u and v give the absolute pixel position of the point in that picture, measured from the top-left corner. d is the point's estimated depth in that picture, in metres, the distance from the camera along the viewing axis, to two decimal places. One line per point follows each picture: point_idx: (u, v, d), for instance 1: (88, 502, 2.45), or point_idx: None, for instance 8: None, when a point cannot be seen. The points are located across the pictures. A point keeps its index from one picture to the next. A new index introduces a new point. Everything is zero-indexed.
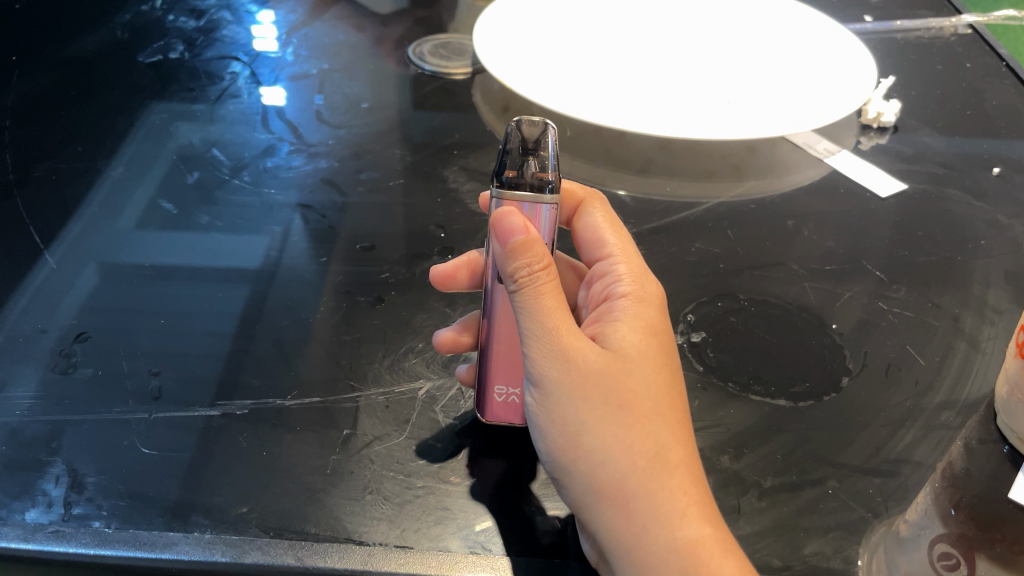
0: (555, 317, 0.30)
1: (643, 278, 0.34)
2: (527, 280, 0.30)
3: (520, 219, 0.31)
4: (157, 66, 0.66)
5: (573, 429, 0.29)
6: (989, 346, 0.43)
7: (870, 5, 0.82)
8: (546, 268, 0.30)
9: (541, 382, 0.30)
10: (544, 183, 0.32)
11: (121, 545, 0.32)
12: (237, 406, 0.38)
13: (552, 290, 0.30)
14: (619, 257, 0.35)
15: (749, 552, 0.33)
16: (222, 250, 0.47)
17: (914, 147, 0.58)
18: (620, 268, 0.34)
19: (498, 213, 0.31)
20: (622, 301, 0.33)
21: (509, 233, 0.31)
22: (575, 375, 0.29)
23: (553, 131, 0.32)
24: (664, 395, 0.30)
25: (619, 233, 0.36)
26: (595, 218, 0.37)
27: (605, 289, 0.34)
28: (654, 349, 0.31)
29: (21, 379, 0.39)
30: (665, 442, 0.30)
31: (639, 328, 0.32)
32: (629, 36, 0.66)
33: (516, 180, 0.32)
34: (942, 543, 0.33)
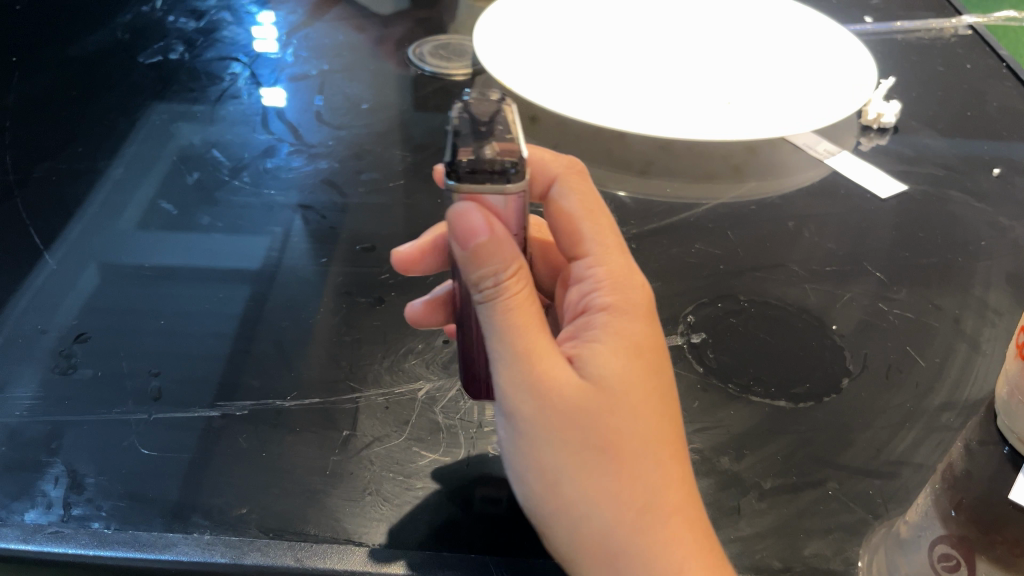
0: (528, 353, 0.28)
1: (626, 285, 0.32)
2: (494, 295, 0.28)
3: (482, 216, 0.27)
4: (157, 66, 0.67)
5: (554, 481, 0.29)
6: (990, 348, 0.43)
7: (870, 6, 0.82)
8: (513, 278, 0.28)
9: (519, 427, 0.29)
10: (504, 166, 0.27)
11: (120, 546, 0.32)
12: (237, 407, 0.38)
13: (525, 312, 0.28)
14: (597, 258, 0.32)
15: (750, 554, 0.33)
16: (222, 251, 0.47)
17: (915, 148, 0.58)
18: (598, 273, 0.32)
19: (457, 207, 0.27)
20: (600, 318, 0.31)
21: (470, 233, 0.27)
22: (551, 413, 0.28)
23: (503, 111, 0.28)
24: (648, 436, 0.29)
25: (598, 224, 0.33)
26: (571, 201, 0.33)
27: (583, 295, 0.32)
28: (637, 379, 0.30)
29: (21, 380, 0.39)
30: (651, 488, 0.29)
31: (622, 352, 0.30)
32: (629, 37, 0.66)
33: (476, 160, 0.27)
34: (942, 544, 0.34)
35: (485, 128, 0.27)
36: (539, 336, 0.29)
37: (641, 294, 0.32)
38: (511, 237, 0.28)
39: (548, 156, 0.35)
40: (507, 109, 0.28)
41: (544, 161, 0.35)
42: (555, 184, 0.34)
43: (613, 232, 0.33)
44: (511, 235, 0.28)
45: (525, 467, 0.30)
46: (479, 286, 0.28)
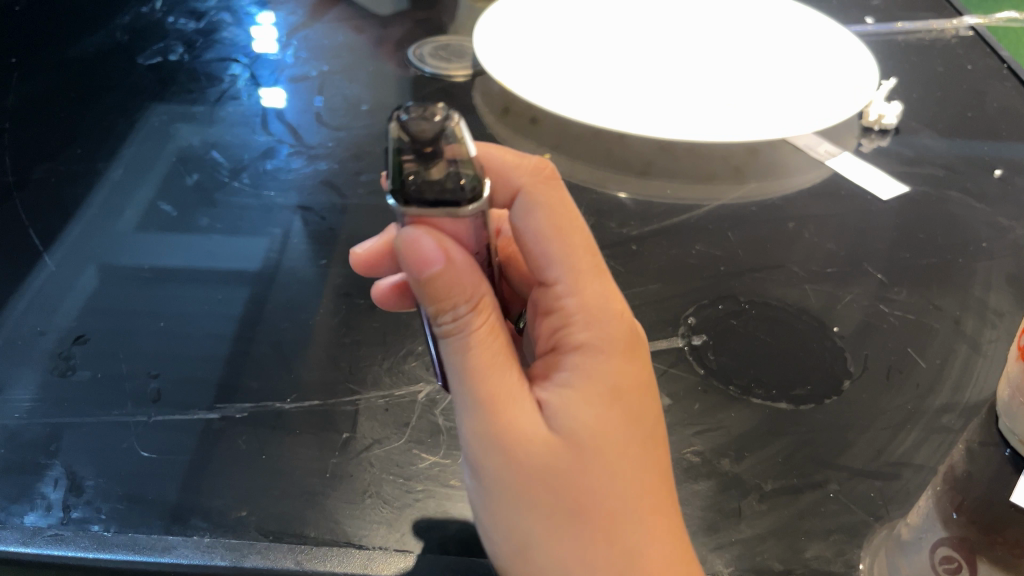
0: (492, 400, 0.28)
1: (600, 320, 0.29)
2: (453, 329, 0.27)
3: (433, 242, 0.26)
4: (156, 67, 0.66)
5: (521, 539, 0.28)
6: (990, 349, 0.43)
7: (871, 6, 0.82)
8: (474, 307, 0.27)
9: (485, 481, 0.29)
10: (456, 192, 0.25)
11: (120, 549, 0.32)
12: (237, 409, 0.38)
13: (488, 353, 0.28)
14: (567, 294, 0.30)
15: (750, 556, 0.33)
16: (221, 253, 0.47)
17: (915, 149, 0.58)
18: (568, 306, 0.30)
19: (407, 235, 0.26)
20: (570, 361, 0.29)
21: (423, 262, 0.26)
22: (515, 465, 0.28)
23: (450, 122, 0.24)
24: (621, 491, 0.28)
25: (568, 250, 0.30)
26: (537, 221, 0.30)
27: (552, 329, 0.30)
28: (608, 431, 0.28)
29: (20, 381, 0.39)
30: (623, 545, 0.28)
31: (595, 398, 0.29)
32: (629, 38, 0.66)
33: (424, 181, 0.25)
34: (943, 547, 0.34)
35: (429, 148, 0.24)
36: (503, 379, 0.28)
37: (620, 330, 0.30)
38: (467, 261, 0.27)
39: (511, 163, 0.31)
40: (451, 118, 0.24)
41: (506, 170, 0.31)
42: (520, 199, 0.31)
43: (587, 256, 0.30)
44: (467, 258, 0.27)
45: (491, 514, 0.29)
46: (438, 319, 0.28)
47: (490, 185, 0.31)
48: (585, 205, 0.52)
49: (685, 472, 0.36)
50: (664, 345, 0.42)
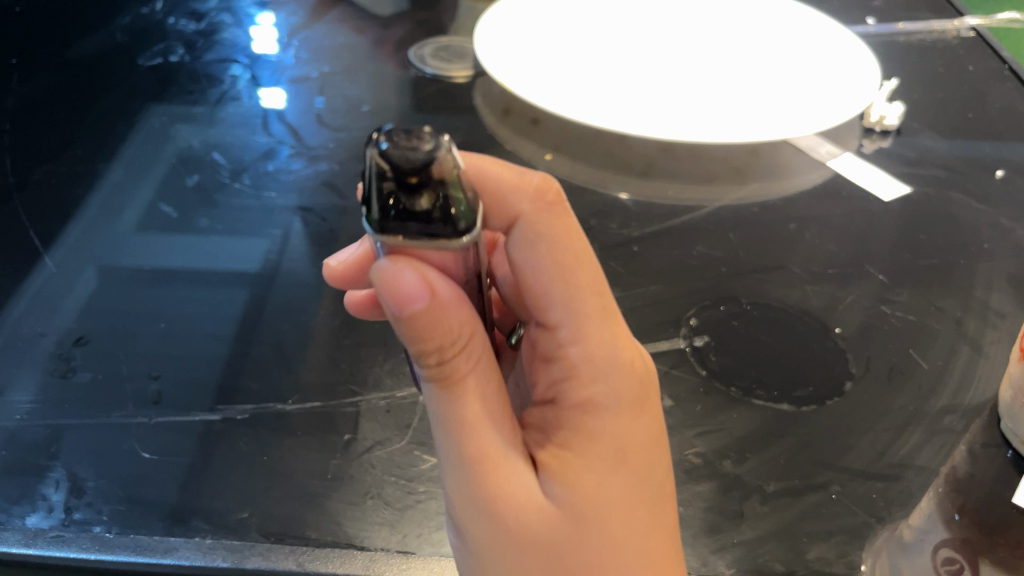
0: (480, 457, 0.27)
1: (605, 373, 0.28)
2: (437, 370, 0.26)
3: (416, 276, 0.24)
4: (157, 68, 0.66)
5: None
6: (992, 350, 0.42)
7: (872, 7, 0.82)
8: (459, 346, 0.26)
9: (472, 545, 0.27)
10: (447, 221, 0.22)
11: (122, 551, 0.32)
12: (237, 411, 0.37)
13: (474, 403, 0.26)
14: (573, 342, 0.29)
15: (752, 557, 0.33)
16: (221, 254, 0.47)
17: (917, 150, 0.58)
18: (572, 356, 0.29)
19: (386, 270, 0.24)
20: (572, 417, 0.28)
21: (405, 299, 0.24)
22: (505, 528, 0.27)
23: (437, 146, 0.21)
24: (618, 560, 0.27)
25: (574, 293, 0.29)
26: (542, 259, 0.28)
27: (553, 379, 0.29)
28: (607, 497, 0.27)
29: (21, 383, 0.39)
30: None
31: (596, 461, 0.27)
32: (630, 38, 0.66)
33: (407, 211, 0.22)
34: (945, 549, 0.33)
35: (413, 178, 0.21)
36: (493, 432, 0.27)
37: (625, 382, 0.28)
38: (452, 295, 0.26)
39: (512, 186, 0.28)
40: (439, 140, 0.22)
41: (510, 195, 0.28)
42: (520, 231, 0.29)
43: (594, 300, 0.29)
44: (453, 292, 0.26)
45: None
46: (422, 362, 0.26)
47: (488, 212, 0.28)
48: (586, 206, 0.52)
49: (687, 474, 0.36)
50: (665, 347, 0.42)
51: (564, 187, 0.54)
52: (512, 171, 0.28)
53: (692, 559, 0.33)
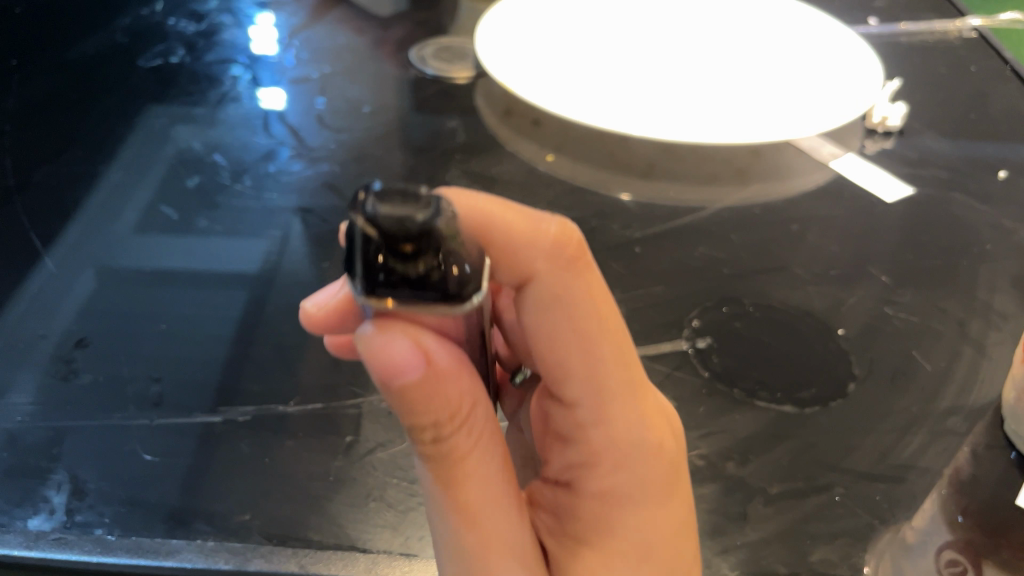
0: (479, 541, 0.26)
1: (629, 459, 0.28)
2: (431, 442, 0.26)
3: (406, 343, 0.24)
4: (157, 69, 0.66)
5: None
6: (995, 352, 0.42)
7: (873, 7, 0.82)
8: (454, 419, 0.25)
9: None
10: (446, 284, 0.21)
11: (123, 553, 0.32)
12: (238, 412, 0.37)
13: (475, 486, 0.26)
14: (594, 425, 0.28)
15: (755, 559, 0.32)
16: (222, 256, 0.47)
17: (919, 151, 0.58)
18: (593, 439, 0.28)
19: (373, 339, 0.24)
20: (592, 506, 0.28)
21: (394, 368, 0.24)
22: None
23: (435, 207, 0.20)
24: None
25: (594, 367, 0.28)
26: (562, 328, 0.28)
27: (570, 462, 0.29)
28: None
29: (21, 385, 0.39)
30: None
31: (616, 558, 0.28)
32: (632, 39, 0.66)
33: (401, 276, 0.21)
34: (948, 550, 0.33)
35: (404, 242, 0.20)
36: (499, 521, 0.26)
37: (652, 468, 0.28)
38: (445, 365, 0.25)
39: (529, 243, 0.27)
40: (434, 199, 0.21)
41: (530, 252, 0.27)
42: (534, 293, 0.28)
43: (617, 370, 0.28)
44: (446, 362, 0.25)
45: None
46: (416, 436, 0.26)
47: (503, 273, 0.27)
48: (588, 207, 0.52)
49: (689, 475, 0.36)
50: (667, 348, 0.42)
51: (565, 188, 0.54)
52: (529, 221, 0.27)
53: None
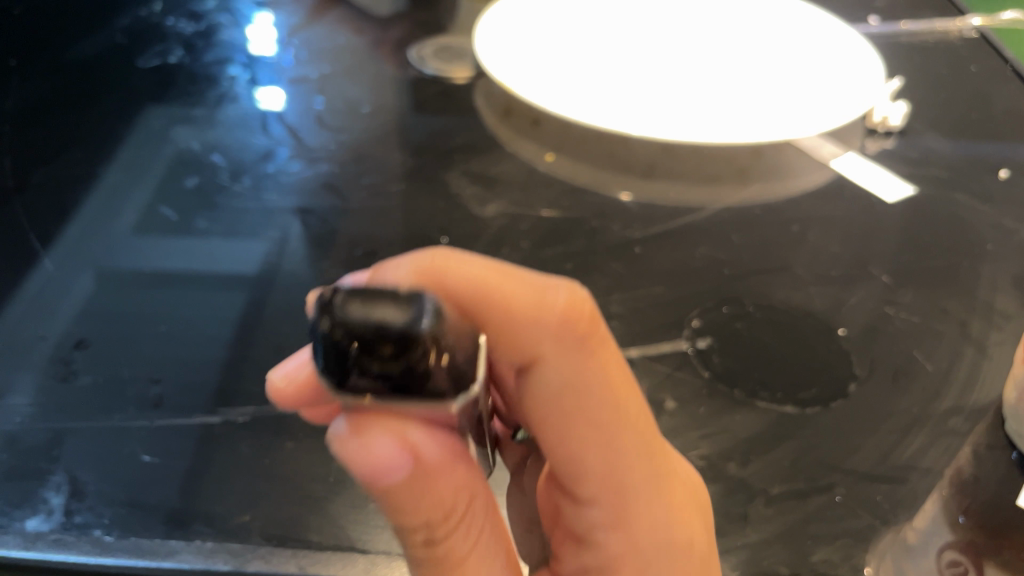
0: None
1: (647, 555, 0.27)
2: (423, 539, 0.25)
3: (390, 445, 0.22)
4: (156, 70, 0.66)
5: None
6: (997, 352, 0.42)
7: (874, 7, 0.82)
8: (446, 517, 0.25)
9: None
10: (435, 382, 0.19)
11: (122, 554, 0.32)
12: (238, 413, 0.37)
13: None
14: (609, 521, 0.27)
15: (755, 560, 0.32)
16: (221, 257, 0.47)
17: (920, 151, 0.58)
18: (608, 537, 0.27)
19: (352, 440, 0.22)
20: None
21: (379, 474, 0.23)
22: None
23: (421, 309, 0.18)
24: None
25: (608, 461, 0.27)
26: (572, 419, 0.26)
27: (585, 560, 0.28)
28: None
29: (20, 386, 0.39)
30: None
31: None
32: (632, 38, 0.66)
33: (383, 376, 0.19)
34: (950, 551, 0.32)
35: (385, 345, 0.18)
36: None
37: (673, 567, 0.28)
38: (433, 462, 0.23)
39: (532, 323, 0.25)
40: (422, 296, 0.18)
41: (536, 331, 0.25)
42: (538, 377, 0.26)
43: (636, 454, 0.27)
44: (435, 459, 0.23)
45: None
46: (408, 537, 0.26)
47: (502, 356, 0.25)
48: (588, 207, 0.52)
49: None
50: (668, 348, 0.41)
51: (566, 188, 0.53)
52: (534, 295, 0.25)
53: None
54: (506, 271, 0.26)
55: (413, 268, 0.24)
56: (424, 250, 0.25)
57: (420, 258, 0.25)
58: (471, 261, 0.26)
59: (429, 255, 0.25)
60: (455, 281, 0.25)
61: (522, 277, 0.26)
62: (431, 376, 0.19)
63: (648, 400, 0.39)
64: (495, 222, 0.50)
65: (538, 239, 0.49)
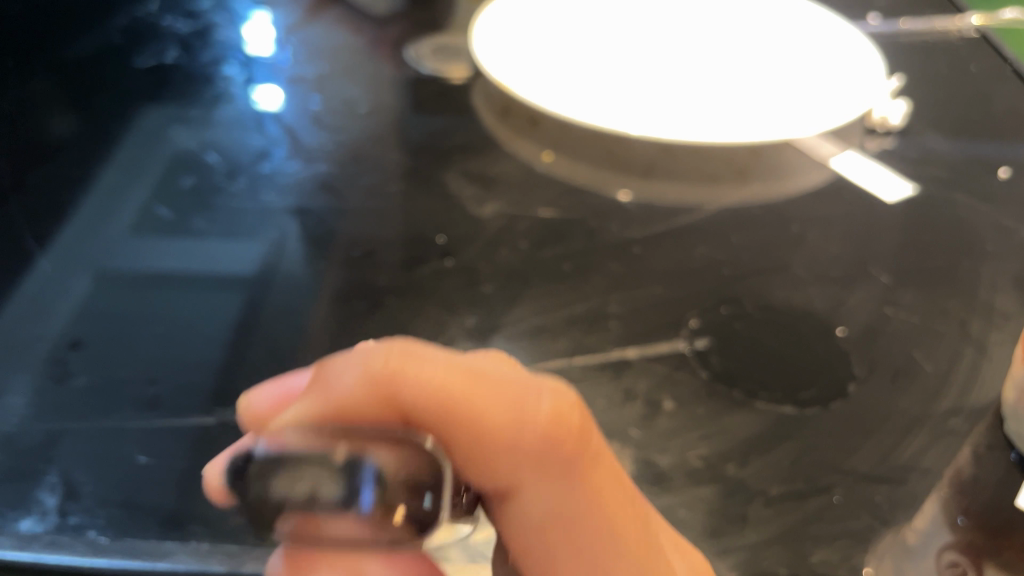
0: None
1: None
2: None
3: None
4: (153, 69, 0.66)
5: None
6: (998, 352, 0.42)
7: (874, 6, 0.81)
8: None
9: None
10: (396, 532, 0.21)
11: (117, 556, 0.31)
12: (235, 414, 0.37)
13: None
14: None
15: (754, 561, 0.32)
16: (218, 257, 0.47)
17: (920, 151, 0.58)
18: None
19: None
20: None
21: None
22: None
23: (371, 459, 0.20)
24: None
25: None
26: (558, 545, 0.23)
27: None
28: None
29: (15, 387, 0.39)
30: None
31: None
32: (631, 38, 0.66)
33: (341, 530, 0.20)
34: (949, 552, 0.32)
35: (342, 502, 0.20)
36: None
37: None
38: None
39: (512, 442, 0.22)
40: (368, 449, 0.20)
41: (510, 448, 0.22)
42: (519, 498, 0.23)
43: None
44: None
45: None
46: None
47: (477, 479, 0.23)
48: (586, 207, 0.52)
49: (689, 477, 0.35)
50: (666, 349, 0.41)
51: (564, 188, 0.53)
52: (510, 406, 0.22)
53: None
54: (477, 375, 0.23)
55: (367, 373, 0.22)
56: (385, 350, 0.23)
57: (374, 361, 0.23)
58: (436, 363, 0.23)
59: (387, 357, 0.23)
60: (414, 390, 0.22)
61: (495, 382, 0.23)
62: (393, 522, 0.20)
63: (646, 400, 0.39)
64: (493, 223, 0.50)
65: (536, 239, 0.49)
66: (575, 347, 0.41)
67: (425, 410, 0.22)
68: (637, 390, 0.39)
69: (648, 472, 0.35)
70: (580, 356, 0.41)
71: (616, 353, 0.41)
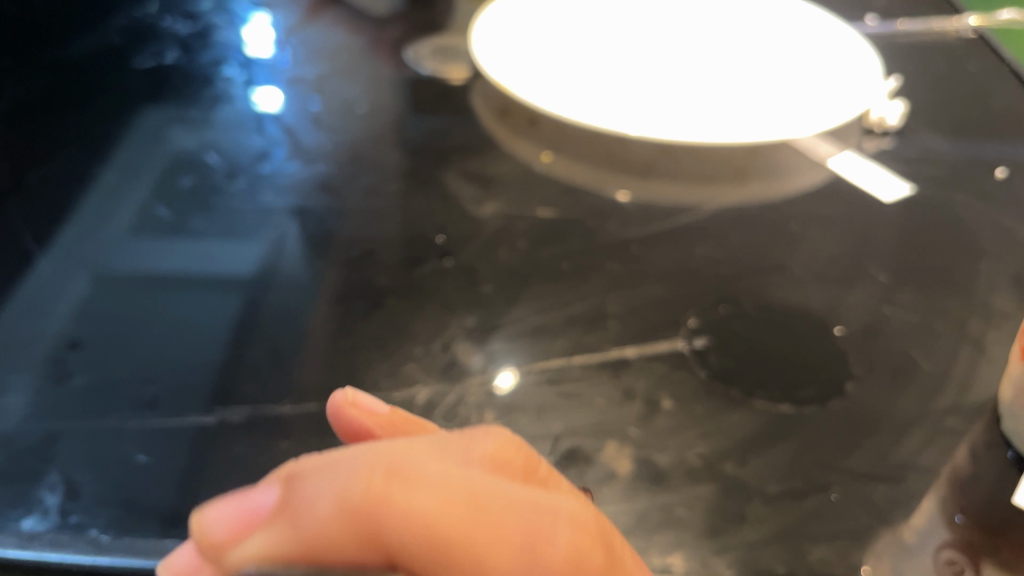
0: None
1: None
2: None
3: None
4: (153, 70, 0.66)
5: None
6: (995, 350, 0.42)
7: (871, 7, 0.82)
8: None
9: None
10: None
11: (117, 554, 0.32)
12: (234, 413, 0.37)
13: None
14: None
15: (753, 560, 0.32)
16: (218, 258, 0.47)
17: (918, 150, 0.58)
18: None
19: None
20: None
21: None
22: None
23: None
24: None
25: None
26: None
27: None
28: None
29: (15, 387, 0.39)
30: None
31: None
32: (630, 38, 0.66)
33: None
34: (947, 550, 0.32)
35: None
36: None
37: None
38: None
39: None
40: None
41: None
42: None
43: None
44: None
45: None
46: None
47: None
48: (584, 207, 0.52)
49: (688, 475, 0.35)
50: (664, 348, 0.41)
51: (563, 188, 0.53)
52: (520, 550, 0.18)
53: (693, 560, 0.32)
54: (478, 503, 0.18)
55: (342, 504, 0.17)
56: (364, 466, 0.18)
57: (352, 486, 0.17)
58: (429, 489, 0.18)
59: (371, 477, 0.17)
60: (400, 530, 0.17)
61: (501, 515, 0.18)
62: None
63: (645, 399, 0.39)
64: (492, 223, 0.50)
65: (535, 239, 0.49)
66: (574, 346, 0.41)
67: (414, 553, 0.17)
68: (636, 390, 0.39)
69: (647, 471, 0.35)
70: (579, 355, 0.41)
71: (615, 353, 0.41)
